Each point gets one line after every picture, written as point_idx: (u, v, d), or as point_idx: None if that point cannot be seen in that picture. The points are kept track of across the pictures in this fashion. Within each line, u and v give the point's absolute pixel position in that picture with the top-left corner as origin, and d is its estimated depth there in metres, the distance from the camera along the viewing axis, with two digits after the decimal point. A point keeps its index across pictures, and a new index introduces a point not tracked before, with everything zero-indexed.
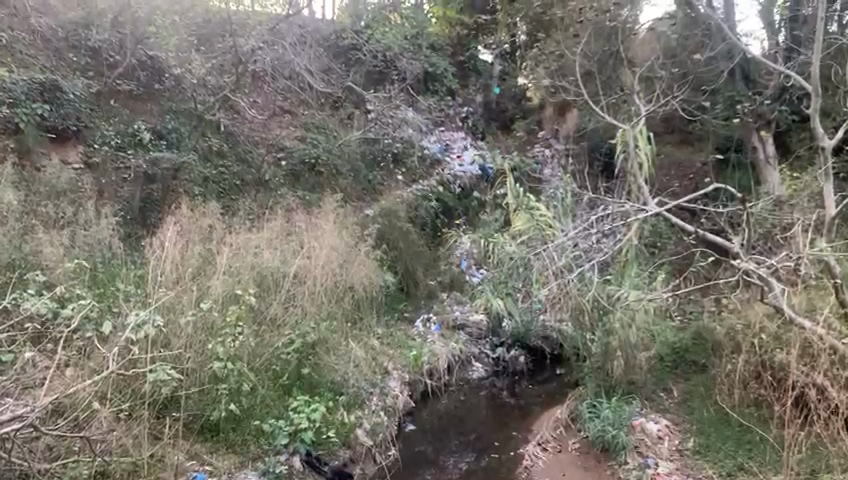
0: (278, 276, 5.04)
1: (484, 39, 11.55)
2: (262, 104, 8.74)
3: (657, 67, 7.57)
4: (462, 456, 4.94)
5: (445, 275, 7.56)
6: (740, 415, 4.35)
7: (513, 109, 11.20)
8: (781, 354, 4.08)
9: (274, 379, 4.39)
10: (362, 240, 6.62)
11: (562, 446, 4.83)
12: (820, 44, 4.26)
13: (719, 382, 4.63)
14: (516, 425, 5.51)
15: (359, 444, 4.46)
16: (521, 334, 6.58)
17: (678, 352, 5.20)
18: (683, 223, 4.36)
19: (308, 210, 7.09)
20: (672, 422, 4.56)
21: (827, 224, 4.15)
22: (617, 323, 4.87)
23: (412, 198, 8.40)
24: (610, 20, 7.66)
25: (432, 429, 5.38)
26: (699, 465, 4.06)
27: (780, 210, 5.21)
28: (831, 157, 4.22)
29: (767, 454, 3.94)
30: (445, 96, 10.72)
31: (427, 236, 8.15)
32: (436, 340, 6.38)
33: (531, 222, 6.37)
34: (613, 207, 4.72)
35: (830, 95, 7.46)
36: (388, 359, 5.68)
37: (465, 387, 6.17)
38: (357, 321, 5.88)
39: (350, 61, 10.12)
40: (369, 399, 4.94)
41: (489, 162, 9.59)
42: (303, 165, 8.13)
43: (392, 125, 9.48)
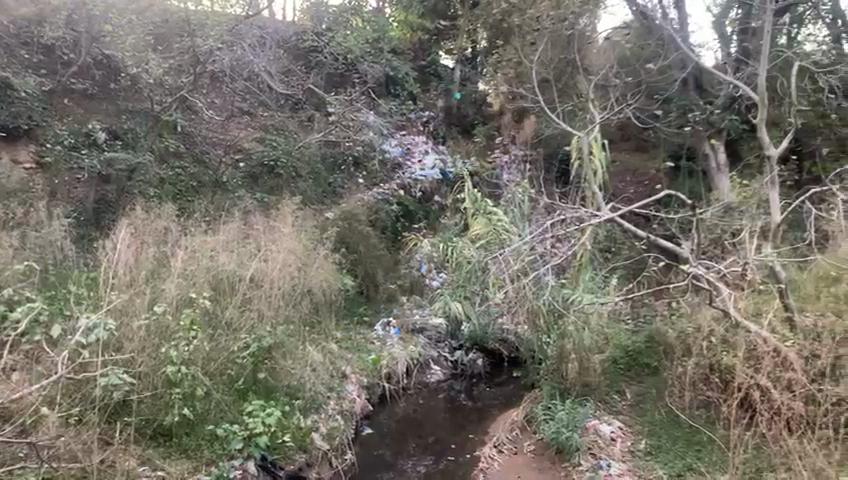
0: (234, 279, 4.99)
1: (444, 45, 11.53)
2: (220, 105, 8.77)
3: (612, 76, 7.72)
4: (420, 460, 5.00)
5: (405, 279, 7.62)
6: (690, 417, 4.48)
7: (474, 115, 11.39)
8: (728, 356, 4.18)
9: (229, 383, 4.35)
10: (321, 243, 6.60)
11: (518, 449, 4.87)
12: (766, 57, 4.46)
13: (671, 384, 4.69)
14: (473, 429, 5.55)
15: (316, 448, 4.47)
16: (479, 336, 6.68)
17: (632, 356, 5.27)
18: (634, 228, 4.46)
19: (266, 213, 7.04)
20: (625, 424, 4.65)
21: (772, 230, 4.33)
22: (571, 326, 4.97)
23: (373, 202, 8.38)
24: (568, 29, 7.76)
25: (390, 433, 5.41)
26: (650, 465, 4.15)
27: (729, 217, 5.32)
28: (777, 166, 4.39)
29: (714, 455, 4.04)
30: (406, 100, 10.82)
31: (387, 240, 8.16)
32: (395, 344, 6.41)
33: (490, 227, 6.45)
34: (569, 213, 4.77)
35: (777, 106, 7.69)
36: (347, 364, 5.66)
37: (423, 391, 6.19)
38: (315, 325, 5.85)
39: (311, 63, 9.96)
40: (326, 403, 4.95)
41: (449, 167, 9.67)
42: (262, 167, 8.12)
43: (353, 129, 9.22)
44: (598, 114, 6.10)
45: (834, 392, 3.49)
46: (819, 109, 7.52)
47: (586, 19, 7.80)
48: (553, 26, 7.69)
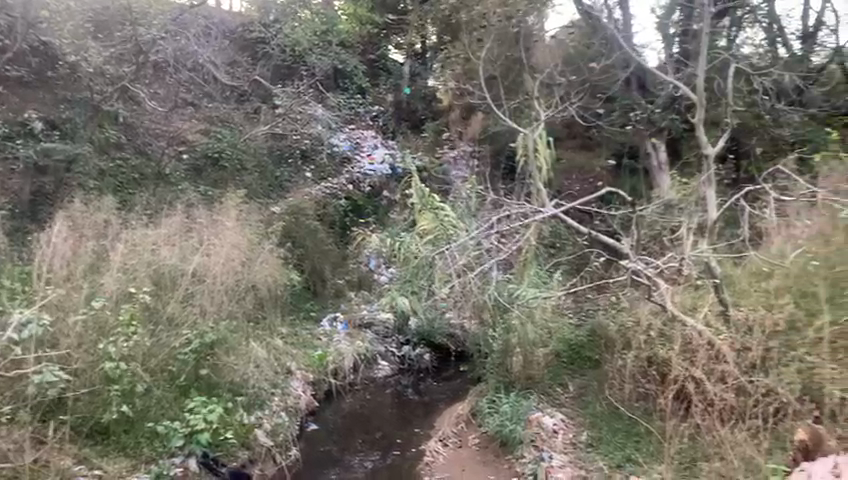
0: (175, 274, 4.88)
1: (394, 38, 11.47)
2: (164, 96, 8.42)
3: (556, 74, 7.85)
4: (367, 455, 4.99)
5: (353, 274, 7.60)
6: (629, 410, 4.51)
7: (423, 111, 11.15)
8: (664, 350, 4.29)
9: (170, 380, 4.25)
10: (266, 238, 6.52)
11: (463, 442, 4.98)
12: (704, 58, 4.61)
13: (611, 376, 4.76)
14: (419, 423, 5.58)
15: (259, 445, 4.44)
16: (426, 332, 6.71)
17: (574, 349, 5.26)
18: (575, 223, 4.64)
19: (210, 206, 6.92)
20: (568, 416, 4.74)
21: (709, 227, 4.48)
22: (517, 321, 5.11)
23: (320, 197, 8.34)
24: (515, 26, 7.90)
25: (336, 428, 5.40)
26: (591, 457, 4.24)
27: (669, 214, 5.38)
28: (713, 165, 4.55)
29: (651, 445, 4.12)
30: (356, 94, 10.67)
31: (335, 235, 8.14)
32: (343, 339, 6.40)
33: (436, 222, 6.28)
34: (515, 209, 4.85)
35: (715, 106, 7.92)
36: (292, 360, 5.63)
37: (370, 386, 6.19)
38: (260, 320, 5.78)
39: (257, 54, 9.81)
40: (270, 399, 4.91)
41: (399, 163, 9.55)
42: (206, 159, 7.98)
43: (301, 122, 9.30)
44: (543, 112, 6.19)
45: (763, 384, 3.62)
46: (754, 109, 7.78)
47: (533, 18, 7.93)
48: (500, 23, 7.82)
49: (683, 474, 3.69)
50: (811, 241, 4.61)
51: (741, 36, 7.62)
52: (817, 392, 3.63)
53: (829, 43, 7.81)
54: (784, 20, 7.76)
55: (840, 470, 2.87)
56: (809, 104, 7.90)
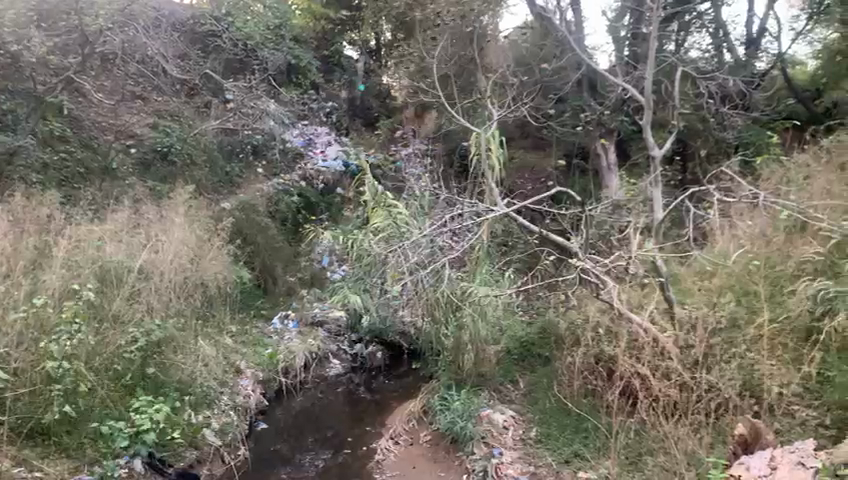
0: (122, 270, 4.74)
1: (349, 34, 11.32)
2: (110, 88, 8.21)
3: (509, 74, 7.90)
4: (318, 454, 4.97)
5: (305, 272, 7.55)
6: (577, 406, 4.54)
7: (378, 108, 11.40)
8: (611, 347, 4.38)
9: (115, 379, 4.14)
10: (216, 234, 6.41)
11: (414, 439, 5.00)
12: (652, 60, 4.68)
13: (561, 373, 4.80)
14: (370, 420, 5.57)
15: (207, 445, 4.42)
16: (379, 330, 6.64)
17: (525, 345, 5.43)
18: (526, 223, 4.69)
19: (157, 202, 6.79)
20: (518, 413, 4.80)
21: (655, 227, 4.59)
22: (468, 319, 5.13)
23: (271, 193, 8.26)
24: (469, 26, 7.95)
25: (286, 427, 5.36)
26: (539, 452, 4.31)
27: (617, 214, 5.49)
28: (659, 167, 4.59)
29: (599, 440, 4.18)
30: (308, 90, 10.53)
31: (286, 231, 8.10)
32: (293, 339, 6.37)
33: (388, 220, 6.23)
34: (468, 208, 4.84)
35: (662, 109, 8.12)
36: (242, 358, 5.62)
37: (321, 385, 6.15)
38: (209, 318, 5.70)
39: (209, 48, 9.48)
40: (218, 399, 4.88)
41: (353, 158, 9.48)
42: (155, 153, 7.78)
43: (253, 116, 9.06)
44: (496, 110, 6.17)
45: (706, 380, 3.71)
46: (699, 113, 8.00)
47: (487, 18, 7.99)
48: (454, 23, 7.86)
49: (628, 469, 3.78)
50: (751, 241, 4.78)
51: (688, 40, 7.70)
52: (757, 387, 3.73)
53: (772, 49, 8.32)
54: (729, 26, 8.04)
55: (777, 463, 3.01)
56: (751, 107, 8.19)
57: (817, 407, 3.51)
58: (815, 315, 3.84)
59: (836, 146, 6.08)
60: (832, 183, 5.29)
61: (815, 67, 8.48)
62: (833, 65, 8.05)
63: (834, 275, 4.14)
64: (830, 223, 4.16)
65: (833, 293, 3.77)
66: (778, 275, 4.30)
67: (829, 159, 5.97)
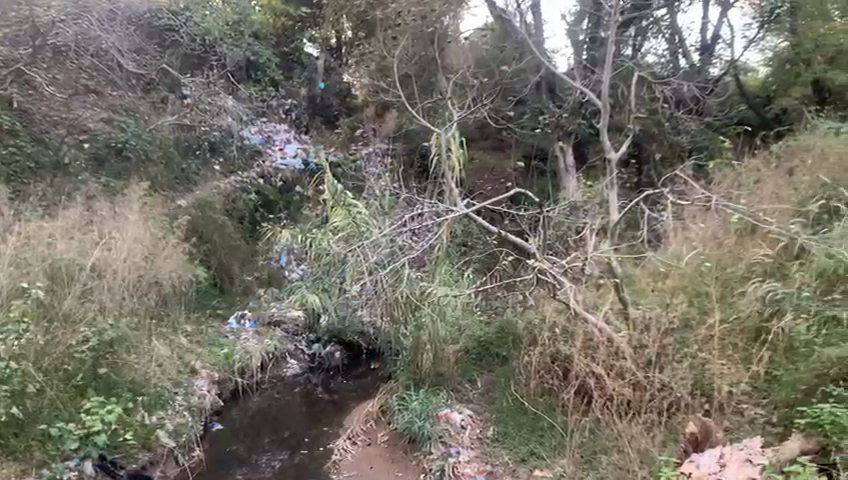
0: (74, 268, 4.62)
1: (309, 32, 11.23)
2: (63, 82, 7.82)
3: (469, 75, 7.94)
4: (275, 454, 4.93)
5: (262, 271, 7.48)
6: (534, 405, 4.59)
7: (338, 106, 11.30)
8: (567, 347, 4.43)
9: (65, 380, 4.03)
10: (172, 232, 6.30)
11: (371, 440, 4.97)
12: (609, 67, 4.75)
13: (518, 372, 4.85)
14: (329, 421, 5.54)
15: (160, 446, 4.35)
16: (338, 330, 6.59)
17: (484, 345, 5.44)
18: (487, 223, 4.72)
19: (111, 198, 6.66)
20: (475, 413, 4.82)
21: (611, 229, 4.67)
22: (427, 319, 5.14)
23: (231, 191, 8.17)
24: (430, 27, 8.03)
25: (241, 428, 5.32)
26: (497, 452, 4.36)
27: (575, 215, 5.55)
28: (616, 169, 4.66)
29: (554, 439, 4.24)
30: (268, 87, 10.36)
31: (244, 230, 8.03)
32: (250, 339, 6.32)
33: (348, 219, 6.18)
34: (426, 208, 4.89)
35: (619, 113, 8.25)
36: (196, 358, 5.58)
37: (278, 385, 6.09)
38: (164, 318, 5.60)
39: (165, 42, 9.13)
40: (173, 399, 4.81)
41: (312, 157, 9.45)
42: (109, 149, 7.52)
43: (211, 113, 8.92)
44: (457, 111, 6.19)
45: (659, 379, 3.80)
46: (655, 117, 8.14)
47: (448, 19, 8.10)
48: (415, 23, 7.93)
49: (583, 467, 3.84)
50: (705, 243, 4.89)
51: (645, 45, 8.01)
52: (708, 386, 3.81)
53: (726, 56, 8.44)
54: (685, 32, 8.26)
55: (725, 460, 3.08)
56: (704, 112, 8.44)
57: (765, 405, 3.59)
58: (764, 316, 3.95)
59: (786, 152, 6.26)
60: (781, 187, 5.41)
61: (765, 75, 8.70)
62: (782, 72, 8.28)
63: (782, 277, 4.26)
64: (779, 227, 4.28)
65: (782, 293, 3.93)
66: (729, 276, 4.40)
67: (779, 163, 6.13)
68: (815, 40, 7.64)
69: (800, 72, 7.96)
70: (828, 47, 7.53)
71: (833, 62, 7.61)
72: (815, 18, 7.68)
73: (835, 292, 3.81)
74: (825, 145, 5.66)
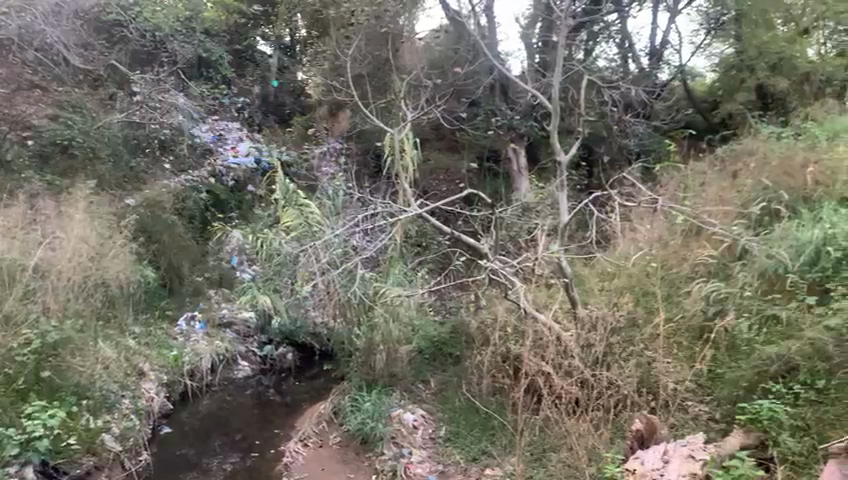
0: (16, 269, 4.55)
1: (262, 30, 11.09)
2: (5, 76, 7.74)
3: (423, 76, 7.93)
4: (226, 457, 4.89)
5: (213, 272, 7.39)
6: (485, 403, 4.64)
7: (291, 105, 11.17)
8: (518, 346, 4.49)
9: (6, 383, 3.91)
10: (119, 232, 6.15)
11: (323, 441, 4.92)
12: (560, 70, 4.82)
13: (470, 372, 4.89)
14: (281, 423, 5.49)
15: (106, 450, 4.26)
16: (290, 331, 6.62)
17: (437, 345, 5.44)
18: (439, 223, 4.75)
19: (56, 196, 6.48)
20: (428, 412, 4.83)
21: (561, 230, 4.73)
22: (379, 319, 5.14)
23: (180, 189, 7.91)
24: (383, 27, 8.15)
25: (191, 431, 5.25)
26: (449, 451, 4.37)
27: (526, 217, 5.64)
28: (566, 170, 4.74)
29: (505, 438, 4.29)
30: (220, 84, 10.29)
31: (194, 230, 7.79)
32: (200, 340, 6.26)
33: (300, 219, 6.13)
34: (379, 207, 4.89)
35: (570, 115, 8.37)
36: (145, 360, 5.46)
37: (229, 388, 6.05)
38: (111, 319, 5.45)
39: (114, 38, 9.07)
40: (119, 402, 4.71)
41: (265, 155, 9.34)
42: (53, 147, 7.26)
43: (161, 110, 8.71)
44: (410, 111, 6.16)
45: (606, 377, 3.88)
46: (604, 120, 8.28)
47: (405, 19, 8.35)
48: (367, 21, 7.89)
49: (533, 465, 3.90)
50: (651, 244, 4.99)
51: (597, 49, 8.13)
52: (653, 384, 3.91)
53: (674, 62, 8.78)
54: (634, 38, 8.46)
55: (669, 456, 3.14)
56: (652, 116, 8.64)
57: (709, 401, 3.69)
58: (708, 316, 4.06)
59: (730, 156, 6.45)
60: (724, 189, 5.57)
61: (712, 80, 8.92)
62: (728, 78, 8.43)
63: (725, 277, 4.38)
64: (724, 228, 4.38)
65: (725, 293, 4.06)
66: (675, 276, 4.51)
67: (723, 166, 6.30)
68: (758, 48, 7.97)
69: (745, 78, 8.15)
70: (770, 54, 7.88)
71: (775, 69, 7.91)
72: (758, 26, 8.08)
73: (775, 292, 3.97)
74: (766, 151, 5.86)
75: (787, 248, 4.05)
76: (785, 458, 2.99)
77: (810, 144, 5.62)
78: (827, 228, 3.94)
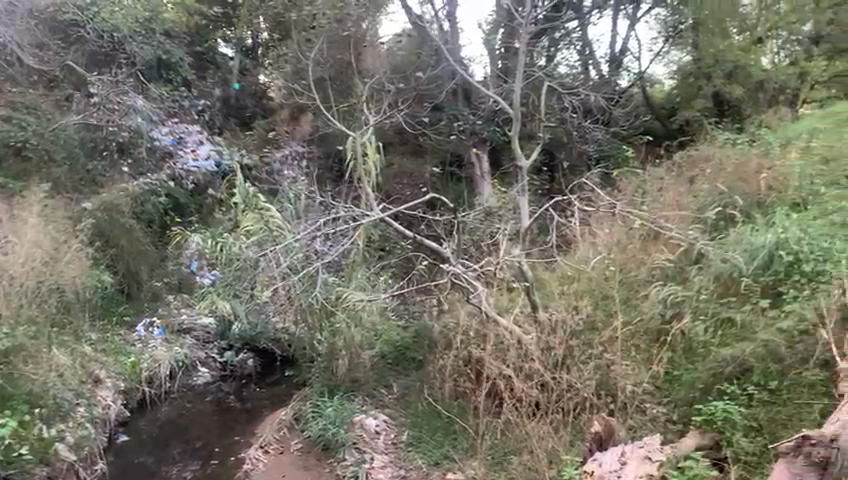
0: None
1: (224, 32, 10.77)
2: None
3: (385, 80, 7.93)
4: (186, 465, 4.83)
5: (172, 277, 7.30)
6: (446, 408, 4.65)
7: (253, 108, 11.04)
8: (479, 350, 4.52)
9: None
10: (74, 236, 6.03)
11: (284, 447, 4.87)
12: (521, 76, 4.87)
13: (433, 376, 4.89)
14: (241, 429, 5.42)
15: (59, 460, 4.15)
16: (250, 337, 6.55)
17: (400, 349, 5.30)
18: (402, 227, 4.76)
19: (9, 199, 6.32)
20: (390, 417, 4.82)
21: (522, 234, 4.79)
22: (342, 324, 5.18)
23: (138, 192, 7.76)
24: (346, 30, 8.23)
25: (149, 439, 5.17)
26: (411, 456, 4.38)
27: (489, 221, 5.68)
28: (527, 176, 4.79)
29: (467, 442, 4.32)
30: (179, 87, 10.05)
31: (152, 234, 7.66)
32: (159, 346, 6.17)
33: (260, 223, 6.08)
34: (341, 212, 4.89)
35: (531, 120, 8.45)
36: (101, 367, 5.36)
37: (188, 394, 5.97)
38: (65, 325, 5.28)
39: (70, 38, 8.84)
40: (75, 410, 4.60)
41: (225, 159, 9.25)
42: (6, 149, 7.10)
43: (118, 112, 8.49)
44: (372, 115, 6.15)
45: (565, 380, 3.95)
46: (565, 126, 8.37)
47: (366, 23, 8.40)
48: (329, 25, 7.98)
49: (494, 468, 3.93)
50: (610, 248, 5.04)
51: (558, 55, 8.18)
52: (612, 386, 3.93)
53: (633, 69, 8.98)
54: (594, 45, 8.57)
55: (626, 458, 3.18)
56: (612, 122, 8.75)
57: (667, 403, 3.72)
58: (665, 318, 4.11)
59: (687, 162, 6.58)
60: (681, 194, 5.66)
61: (670, 87, 9.01)
62: (685, 85, 8.63)
63: (682, 280, 4.45)
64: (679, 232, 4.50)
65: (682, 296, 4.11)
66: (633, 280, 4.58)
67: (680, 172, 6.41)
68: (714, 55, 8.24)
69: (701, 85, 8.42)
70: (726, 63, 8.18)
71: (730, 76, 8.26)
72: (714, 35, 8.24)
73: (730, 296, 4.01)
74: (722, 157, 5.98)
75: (742, 251, 4.11)
76: (738, 457, 3.08)
77: (763, 150, 5.80)
78: (780, 233, 4.01)
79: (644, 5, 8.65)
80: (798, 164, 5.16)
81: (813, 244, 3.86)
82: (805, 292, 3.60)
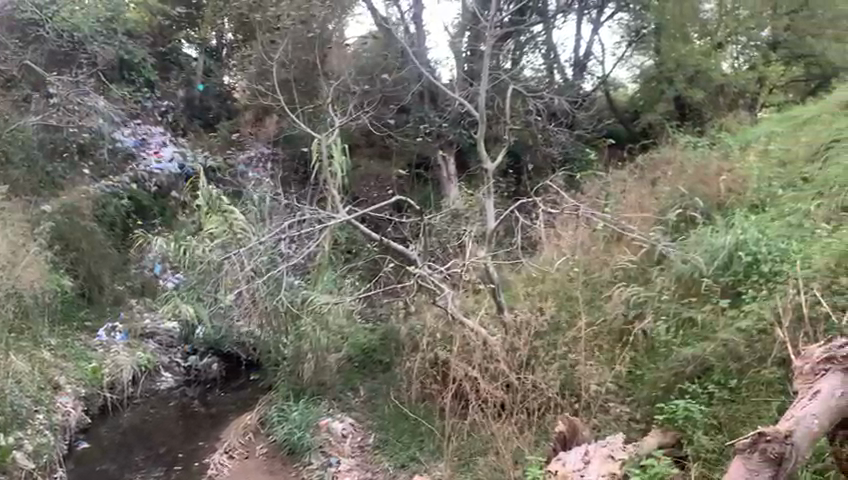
0: None
1: (187, 32, 10.60)
2: None
3: (351, 82, 7.90)
4: (149, 471, 4.75)
5: (135, 280, 7.18)
6: (413, 410, 4.65)
7: (217, 108, 10.77)
8: (445, 351, 4.54)
9: None
10: (31, 239, 5.89)
11: (250, 452, 4.84)
12: (486, 79, 4.88)
13: (399, 379, 4.89)
14: (205, 434, 5.36)
15: (17, 468, 4.05)
16: (215, 341, 6.48)
17: (367, 352, 5.23)
18: (368, 230, 4.74)
19: None
20: (357, 420, 4.81)
21: (487, 236, 4.82)
22: (308, 328, 5.15)
23: (99, 195, 7.63)
24: (311, 32, 8.14)
25: (111, 445, 5.07)
26: (377, 459, 4.39)
27: (456, 222, 5.70)
28: (492, 178, 4.82)
29: (433, 443, 4.32)
30: (143, 87, 10.04)
31: (114, 237, 7.54)
32: (121, 351, 6.07)
33: (224, 226, 6.02)
34: (307, 214, 4.87)
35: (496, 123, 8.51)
36: (61, 373, 5.27)
37: (151, 400, 5.90)
38: (24, 330, 5.14)
39: (28, 37, 8.59)
40: (33, 418, 4.52)
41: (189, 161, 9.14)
42: None
43: (79, 114, 8.35)
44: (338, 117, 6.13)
45: (530, 380, 3.98)
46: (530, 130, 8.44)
47: (335, 23, 8.38)
48: (293, 26, 7.85)
49: (459, 470, 3.94)
50: (574, 250, 5.09)
51: (523, 58, 8.12)
52: (575, 386, 3.98)
53: (597, 73, 9.07)
54: (558, 49, 8.65)
55: (590, 457, 3.19)
56: (577, 125, 8.76)
57: (630, 402, 3.76)
58: (628, 319, 4.15)
59: (649, 165, 6.69)
60: (644, 196, 5.74)
61: (633, 90, 9.14)
62: (649, 89, 8.72)
63: (643, 281, 4.52)
64: (641, 234, 4.59)
65: (645, 296, 4.17)
66: (597, 281, 4.62)
67: (643, 175, 6.52)
68: (677, 60, 8.30)
69: (664, 89, 8.49)
70: (688, 66, 8.24)
71: (692, 81, 8.32)
72: (676, 40, 8.37)
73: (691, 297, 4.07)
74: (683, 160, 6.08)
75: (703, 252, 4.17)
76: (698, 455, 3.13)
77: (723, 153, 5.92)
78: (739, 234, 4.07)
79: (607, 10, 8.65)
80: (757, 167, 5.28)
81: (770, 245, 3.94)
82: (763, 292, 3.67)
